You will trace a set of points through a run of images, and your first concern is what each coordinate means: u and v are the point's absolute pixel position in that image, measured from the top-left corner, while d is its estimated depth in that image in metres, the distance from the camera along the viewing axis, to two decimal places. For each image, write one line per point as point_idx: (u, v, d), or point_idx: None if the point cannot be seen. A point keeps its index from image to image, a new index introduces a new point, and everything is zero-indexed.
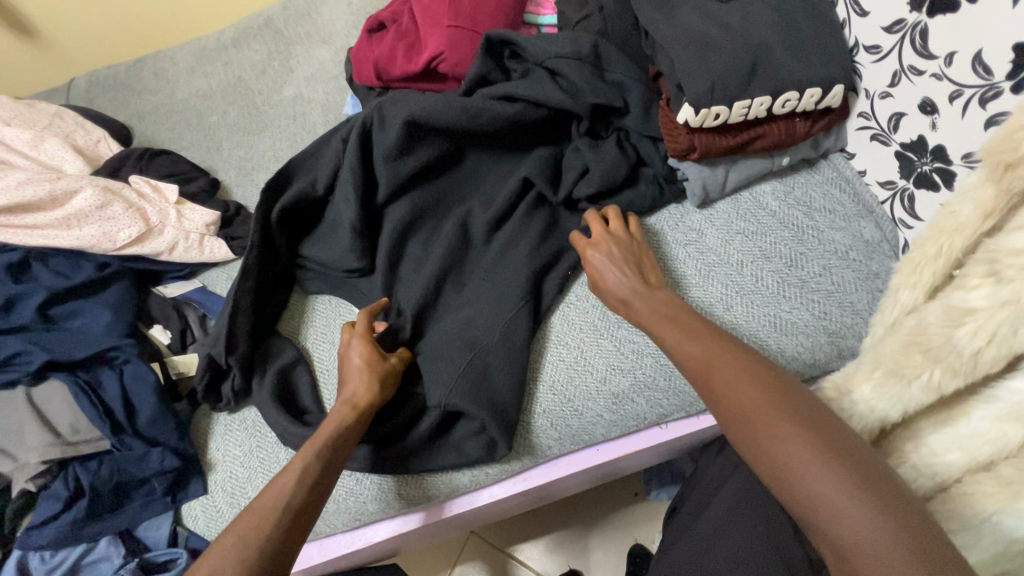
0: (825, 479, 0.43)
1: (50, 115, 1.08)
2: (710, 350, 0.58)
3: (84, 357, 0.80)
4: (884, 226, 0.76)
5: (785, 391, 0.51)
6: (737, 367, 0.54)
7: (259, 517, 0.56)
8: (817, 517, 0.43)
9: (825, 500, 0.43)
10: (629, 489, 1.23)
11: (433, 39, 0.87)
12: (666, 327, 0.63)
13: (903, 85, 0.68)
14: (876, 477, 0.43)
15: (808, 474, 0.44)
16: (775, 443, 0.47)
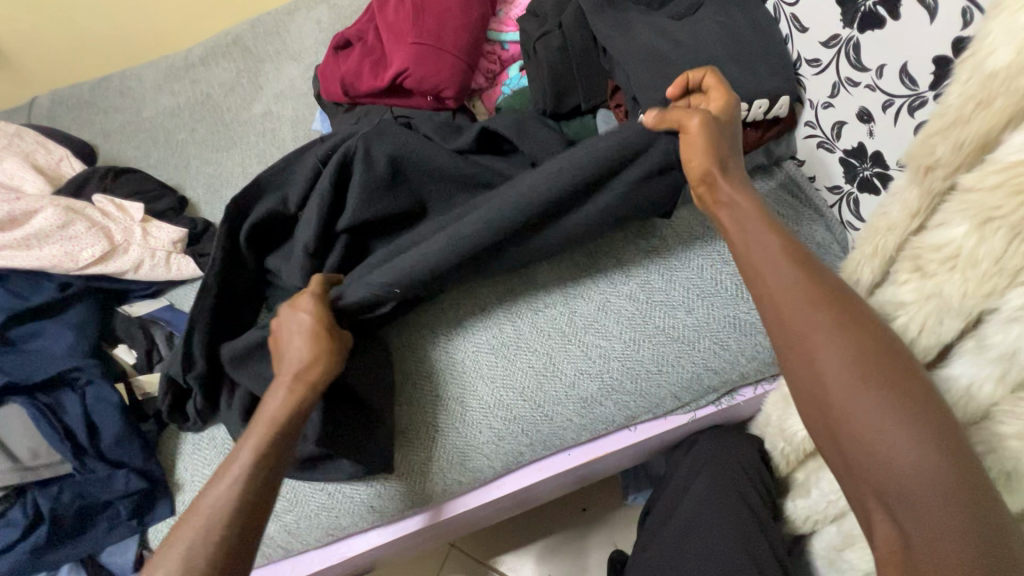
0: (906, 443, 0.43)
1: (10, 135, 1.06)
2: (810, 303, 0.50)
3: (44, 380, 0.78)
4: (834, 228, 0.80)
5: (885, 349, 0.47)
6: (825, 305, 0.50)
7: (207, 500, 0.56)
8: (880, 474, 0.44)
9: (914, 488, 0.42)
10: (574, 506, 1.24)
11: (398, 55, 0.89)
12: (764, 241, 0.55)
13: (842, 96, 0.72)
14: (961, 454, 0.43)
15: (888, 436, 0.44)
16: (855, 397, 0.46)
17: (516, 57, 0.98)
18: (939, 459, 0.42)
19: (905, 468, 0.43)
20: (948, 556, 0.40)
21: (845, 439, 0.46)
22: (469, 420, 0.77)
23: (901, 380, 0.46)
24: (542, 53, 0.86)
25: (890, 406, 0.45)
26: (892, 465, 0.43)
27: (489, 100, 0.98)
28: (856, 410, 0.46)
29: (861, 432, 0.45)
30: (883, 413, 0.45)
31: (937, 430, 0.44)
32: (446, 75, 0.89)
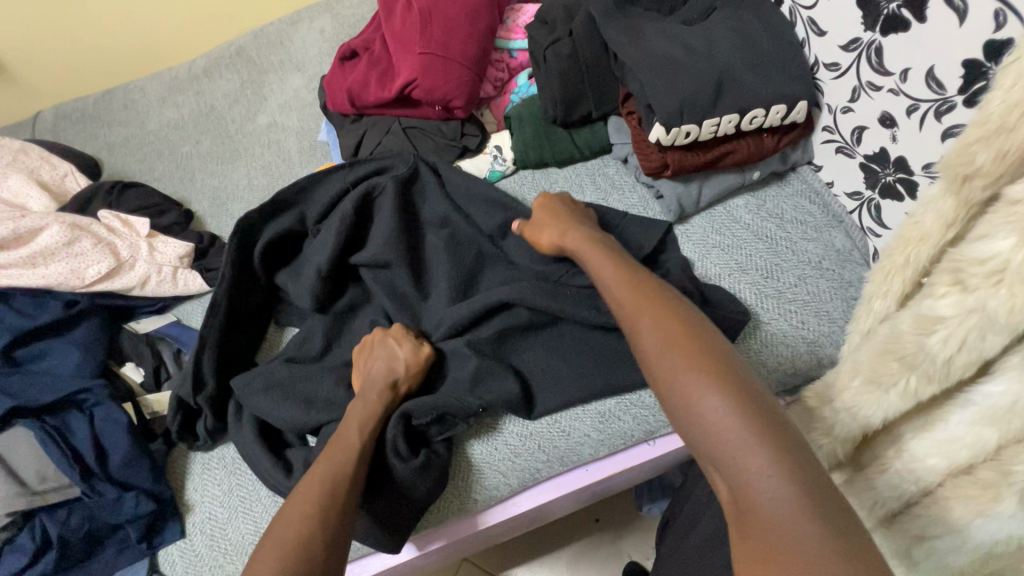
0: (718, 405, 0.45)
1: (14, 151, 1.05)
2: (639, 300, 0.57)
3: (51, 402, 0.77)
4: (853, 235, 0.79)
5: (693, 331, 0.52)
6: (647, 307, 0.56)
7: (324, 489, 0.60)
8: (718, 448, 0.44)
9: (728, 444, 0.43)
10: (588, 518, 1.22)
11: (406, 65, 0.88)
12: (603, 271, 0.65)
13: (863, 101, 0.70)
14: (765, 410, 0.45)
15: (703, 405, 0.46)
16: (674, 374, 0.49)
17: (524, 64, 0.97)
18: (746, 407, 0.45)
19: (718, 424, 0.45)
20: (759, 499, 0.41)
21: (679, 414, 0.48)
22: (487, 435, 0.77)
23: (710, 348, 0.50)
24: (553, 60, 0.84)
25: (699, 374, 0.47)
26: (715, 428, 0.45)
27: (498, 109, 0.97)
28: (682, 382, 0.48)
29: (689, 408, 0.47)
30: (692, 377, 0.48)
31: (747, 386, 0.46)
32: (455, 85, 0.87)
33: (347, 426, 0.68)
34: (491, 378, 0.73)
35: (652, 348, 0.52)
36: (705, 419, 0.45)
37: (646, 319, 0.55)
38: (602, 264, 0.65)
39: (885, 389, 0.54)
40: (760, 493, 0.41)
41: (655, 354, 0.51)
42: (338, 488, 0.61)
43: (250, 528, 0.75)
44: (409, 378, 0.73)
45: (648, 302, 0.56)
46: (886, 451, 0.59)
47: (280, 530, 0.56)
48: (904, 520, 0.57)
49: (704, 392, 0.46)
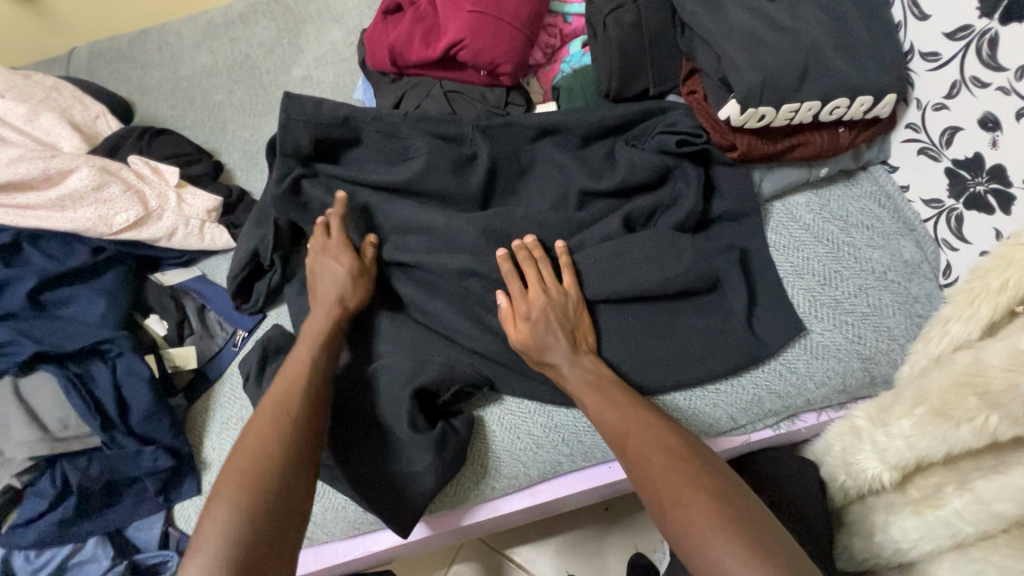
0: (720, 539, 0.47)
1: (47, 88, 1.02)
2: (626, 423, 0.59)
3: (74, 350, 0.75)
4: (925, 246, 0.72)
5: (691, 454, 0.55)
6: (642, 429, 0.58)
7: (279, 412, 0.61)
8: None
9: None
10: (597, 505, 1.21)
11: (454, 24, 0.82)
12: (584, 389, 0.64)
13: (962, 97, 0.63)
14: (765, 535, 0.48)
15: (706, 540, 0.48)
16: (674, 505, 0.51)
17: (579, 31, 0.90)
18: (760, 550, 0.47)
19: (721, 557, 0.47)
20: None
21: (685, 546, 0.49)
22: (510, 423, 0.74)
23: (709, 479, 0.52)
24: (613, 28, 0.77)
25: (698, 501, 0.50)
26: (719, 562, 0.47)
27: (546, 78, 0.91)
28: (687, 512, 0.50)
29: (692, 540, 0.49)
30: (702, 520, 0.49)
31: (747, 518, 0.49)
32: (505, 49, 0.82)
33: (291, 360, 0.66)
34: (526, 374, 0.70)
35: (651, 477, 0.54)
36: (706, 553, 0.48)
37: (639, 443, 0.57)
38: (584, 388, 0.64)
39: (955, 423, 0.50)
40: None
41: (653, 485, 0.53)
42: (263, 457, 0.56)
43: None
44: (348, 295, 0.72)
45: (636, 426, 0.58)
46: (945, 486, 0.55)
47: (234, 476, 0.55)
48: (959, 556, 0.54)
49: (702, 522, 0.49)
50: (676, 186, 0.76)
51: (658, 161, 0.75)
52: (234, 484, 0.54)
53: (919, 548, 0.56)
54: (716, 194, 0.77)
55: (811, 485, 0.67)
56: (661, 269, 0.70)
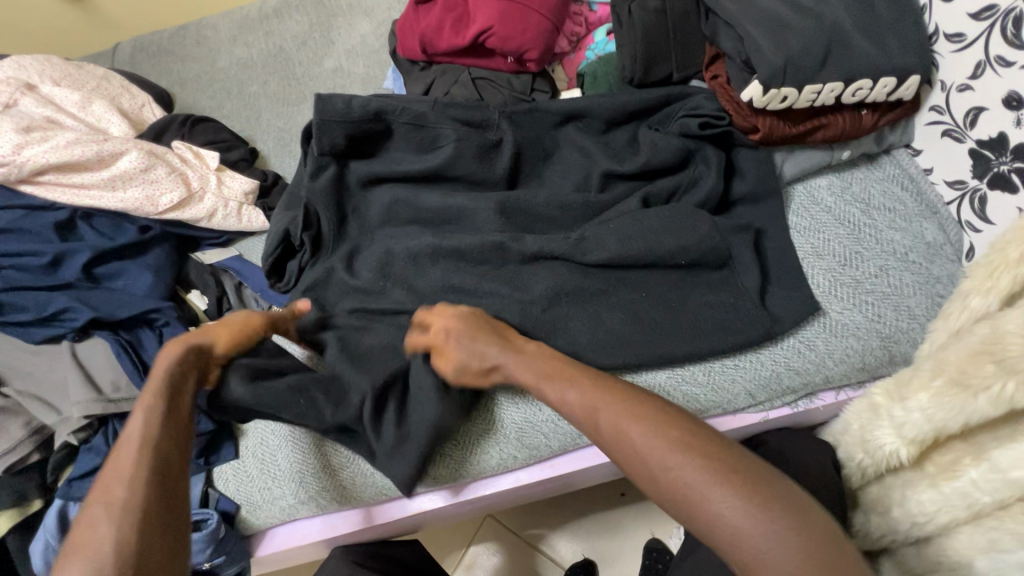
0: (676, 459, 0.48)
1: (98, 77, 1.08)
2: (563, 374, 0.59)
3: (126, 318, 0.81)
4: (947, 228, 0.73)
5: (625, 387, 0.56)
6: (577, 378, 0.58)
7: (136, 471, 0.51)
8: (688, 503, 0.46)
9: (693, 492, 0.46)
10: (613, 491, 1.22)
11: (483, 11, 0.85)
12: (517, 354, 0.64)
13: (987, 77, 0.64)
14: (706, 441, 0.49)
15: (662, 464, 0.48)
16: (627, 439, 0.51)
17: (604, 19, 0.92)
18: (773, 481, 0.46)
19: (680, 477, 0.47)
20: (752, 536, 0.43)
21: (645, 477, 0.49)
22: (532, 395, 0.76)
23: (646, 404, 0.53)
24: (638, 15, 0.79)
25: (643, 429, 0.51)
26: (681, 481, 0.47)
27: (571, 65, 0.93)
28: (638, 443, 0.50)
29: (653, 470, 0.48)
30: (652, 441, 0.49)
31: (688, 428, 0.50)
32: (532, 36, 0.85)
33: (158, 370, 0.60)
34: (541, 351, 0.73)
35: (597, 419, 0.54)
36: (666, 476, 0.48)
37: (576, 392, 0.57)
38: (512, 354, 0.64)
39: (972, 392, 0.52)
40: (739, 523, 0.43)
41: (601, 425, 0.53)
42: (147, 467, 0.51)
43: (297, 457, 0.79)
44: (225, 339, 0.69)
45: (573, 374, 0.59)
46: (961, 459, 0.56)
47: (108, 527, 0.47)
48: (974, 527, 0.55)
49: (652, 447, 0.49)
50: (696, 171, 0.78)
51: (679, 145, 0.77)
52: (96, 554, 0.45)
53: (936, 520, 0.57)
54: (738, 175, 0.78)
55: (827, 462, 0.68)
56: (677, 246, 0.72)
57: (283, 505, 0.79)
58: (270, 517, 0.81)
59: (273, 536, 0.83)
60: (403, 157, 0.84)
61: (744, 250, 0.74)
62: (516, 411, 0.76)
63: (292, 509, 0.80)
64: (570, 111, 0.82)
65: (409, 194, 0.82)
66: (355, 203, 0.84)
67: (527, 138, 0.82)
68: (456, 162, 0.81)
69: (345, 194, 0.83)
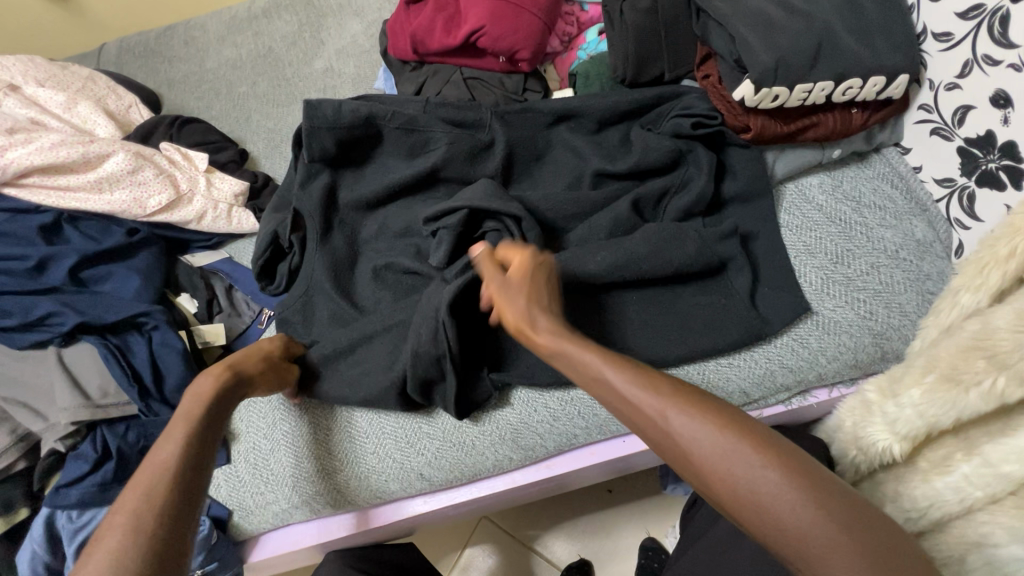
0: (804, 510, 0.39)
1: (83, 78, 1.07)
2: (655, 392, 0.47)
3: (114, 321, 0.79)
4: (937, 226, 0.74)
5: (729, 413, 0.45)
6: (680, 399, 0.46)
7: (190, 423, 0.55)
8: (813, 560, 0.39)
9: (822, 548, 0.38)
10: (608, 491, 1.22)
11: (475, 11, 0.85)
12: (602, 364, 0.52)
13: (974, 76, 0.65)
14: (828, 486, 0.41)
15: (788, 513, 0.40)
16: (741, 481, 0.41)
17: (595, 19, 0.92)
18: (835, 511, 0.39)
19: (804, 526, 0.39)
20: None
21: (757, 524, 0.41)
22: (527, 396, 0.76)
23: (761, 436, 0.43)
24: (630, 15, 0.79)
25: (765, 471, 0.41)
26: (807, 534, 0.39)
27: (563, 65, 0.94)
28: (756, 487, 0.41)
29: (767, 517, 0.40)
30: (774, 485, 0.40)
31: (810, 473, 0.41)
32: (524, 35, 0.84)
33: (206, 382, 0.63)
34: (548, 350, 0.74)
35: (702, 448, 0.44)
36: (788, 528, 0.40)
37: (679, 415, 0.45)
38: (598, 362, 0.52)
39: (964, 388, 0.52)
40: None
41: (705, 456, 0.44)
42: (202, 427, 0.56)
43: (290, 461, 0.78)
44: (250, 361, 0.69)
45: (675, 393, 0.47)
46: (953, 454, 0.57)
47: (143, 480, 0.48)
48: (965, 523, 0.55)
49: (775, 493, 0.40)
50: (688, 172, 0.78)
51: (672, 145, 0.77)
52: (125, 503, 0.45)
53: (928, 515, 0.57)
54: (730, 175, 0.78)
55: (821, 459, 0.68)
56: (673, 245, 0.71)
57: (276, 510, 0.78)
58: (264, 522, 0.80)
59: (266, 541, 0.82)
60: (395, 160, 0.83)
61: (736, 249, 0.74)
62: (513, 411, 0.76)
63: (285, 514, 0.79)
64: (562, 110, 0.82)
65: (400, 206, 0.83)
66: (347, 204, 0.83)
67: (520, 138, 0.82)
68: (446, 164, 0.81)
69: (334, 204, 0.83)
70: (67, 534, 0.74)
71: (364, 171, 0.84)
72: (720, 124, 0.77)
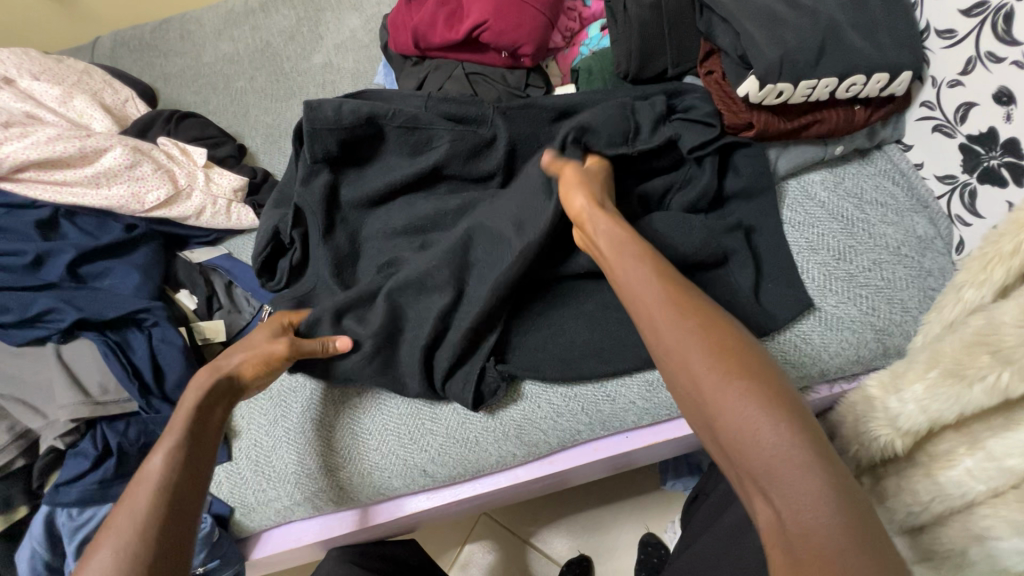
0: (771, 424, 0.41)
1: (79, 71, 1.05)
2: (669, 301, 0.50)
3: (113, 318, 0.78)
4: (938, 222, 0.74)
5: (731, 337, 0.47)
6: (686, 310, 0.49)
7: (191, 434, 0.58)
8: (761, 471, 0.40)
9: (777, 461, 0.40)
10: (607, 486, 1.23)
11: (478, 6, 0.84)
12: (630, 267, 0.56)
13: (977, 73, 0.65)
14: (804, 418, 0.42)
15: (752, 424, 0.41)
16: (720, 391, 0.43)
17: (598, 15, 0.92)
18: (802, 436, 0.40)
19: (765, 438, 0.41)
20: (816, 524, 0.38)
21: (720, 432, 0.43)
22: (532, 391, 0.76)
23: (754, 362, 0.45)
24: (633, 9, 0.79)
25: (743, 387, 0.43)
26: (762, 446, 0.40)
27: (565, 61, 0.93)
28: (729, 400, 0.43)
29: (733, 425, 0.42)
30: (747, 400, 0.42)
31: (793, 403, 0.43)
32: (527, 30, 0.84)
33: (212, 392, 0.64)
34: (554, 348, 0.75)
35: (692, 356, 0.46)
36: (751, 437, 0.41)
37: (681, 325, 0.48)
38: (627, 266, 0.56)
39: (968, 383, 0.52)
40: (813, 512, 0.38)
41: (694, 363, 0.46)
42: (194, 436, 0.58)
43: (292, 458, 0.78)
44: (248, 366, 0.67)
45: (683, 306, 0.49)
46: (955, 448, 0.58)
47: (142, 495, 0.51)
48: (965, 517, 0.56)
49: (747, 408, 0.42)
50: (691, 168, 0.77)
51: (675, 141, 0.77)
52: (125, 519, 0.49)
53: (929, 509, 0.58)
54: (732, 172, 0.78)
55: None
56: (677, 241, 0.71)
57: (279, 506, 0.78)
58: (265, 518, 0.79)
59: (267, 539, 0.82)
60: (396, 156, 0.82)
61: (739, 245, 0.74)
62: (519, 408, 0.76)
63: (288, 510, 0.78)
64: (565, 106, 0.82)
65: (402, 203, 0.83)
66: (349, 200, 0.83)
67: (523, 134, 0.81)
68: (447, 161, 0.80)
69: (336, 203, 0.83)
70: (68, 532, 0.74)
71: (366, 166, 0.84)
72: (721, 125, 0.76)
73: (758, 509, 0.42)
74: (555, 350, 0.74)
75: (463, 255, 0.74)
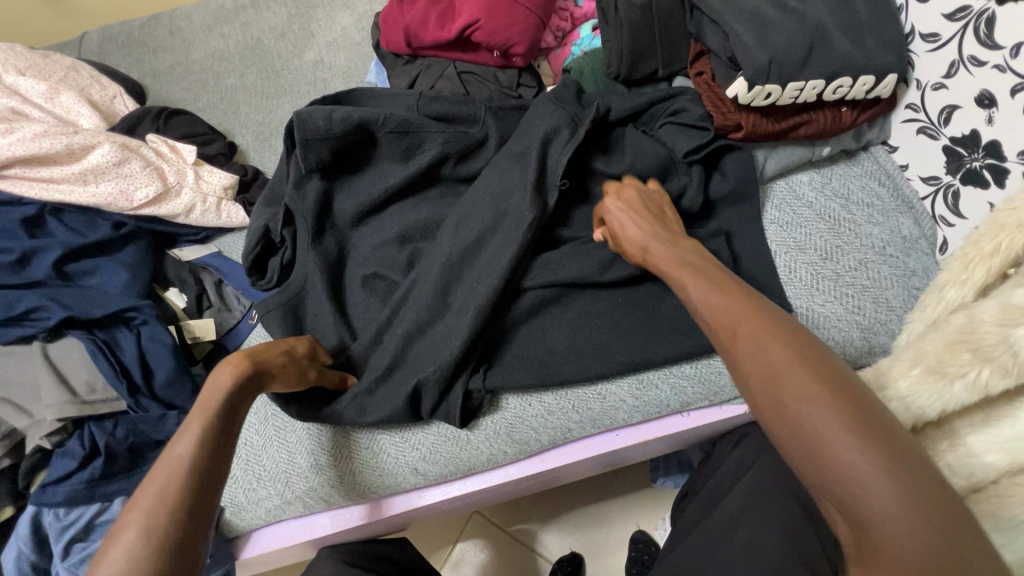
0: (851, 440, 0.40)
1: (65, 67, 1.04)
2: (733, 317, 0.49)
3: (101, 316, 0.78)
4: (922, 223, 0.75)
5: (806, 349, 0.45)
6: (753, 323, 0.48)
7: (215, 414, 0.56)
8: (838, 484, 0.39)
9: (852, 478, 0.39)
10: (599, 484, 1.24)
11: (469, 4, 0.84)
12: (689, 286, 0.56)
13: (960, 76, 0.66)
14: (884, 430, 0.40)
15: (832, 438, 0.40)
16: (795, 404, 0.42)
17: (589, 15, 0.92)
18: (884, 450, 0.39)
19: (842, 451, 0.40)
20: (898, 539, 0.37)
21: (794, 445, 0.42)
22: (523, 390, 0.77)
23: (830, 376, 0.43)
24: (624, 10, 0.79)
25: (821, 400, 0.42)
26: (838, 460, 0.40)
27: (556, 61, 0.94)
28: (806, 414, 0.42)
29: (808, 438, 0.41)
30: (823, 415, 0.41)
31: (874, 417, 0.41)
32: (519, 29, 0.84)
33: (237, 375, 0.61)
34: (545, 346, 0.75)
35: (764, 369, 0.45)
36: (827, 452, 0.40)
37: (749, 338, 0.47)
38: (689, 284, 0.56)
39: (949, 380, 0.54)
40: (893, 526, 0.37)
41: (766, 377, 0.45)
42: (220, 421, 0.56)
43: (284, 457, 0.78)
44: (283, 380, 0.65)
45: (754, 318, 0.48)
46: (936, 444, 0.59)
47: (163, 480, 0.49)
48: None
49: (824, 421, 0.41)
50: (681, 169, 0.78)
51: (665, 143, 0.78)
52: (150, 508, 0.47)
53: None
54: (719, 173, 0.79)
55: None
56: None
57: (269, 506, 0.78)
58: (255, 518, 0.79)
59: (257, 539, 0.82)
60: (387, 155, 0.82)
61: (727, 245, 0.75)
62: (510, 407, 0.77)
63: (278, 510, 0.78)
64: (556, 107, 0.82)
65: (393, 201, 0.83)
66: (340, 198, 0.83)
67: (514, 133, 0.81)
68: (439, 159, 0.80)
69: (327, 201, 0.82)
70: (55, 532, 0.73)
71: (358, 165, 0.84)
72: (711, 128, 0.77)
73: (840, 522, 0.41)
74: (545, 349, 0.75)
75: (455, 254, 0.74)
